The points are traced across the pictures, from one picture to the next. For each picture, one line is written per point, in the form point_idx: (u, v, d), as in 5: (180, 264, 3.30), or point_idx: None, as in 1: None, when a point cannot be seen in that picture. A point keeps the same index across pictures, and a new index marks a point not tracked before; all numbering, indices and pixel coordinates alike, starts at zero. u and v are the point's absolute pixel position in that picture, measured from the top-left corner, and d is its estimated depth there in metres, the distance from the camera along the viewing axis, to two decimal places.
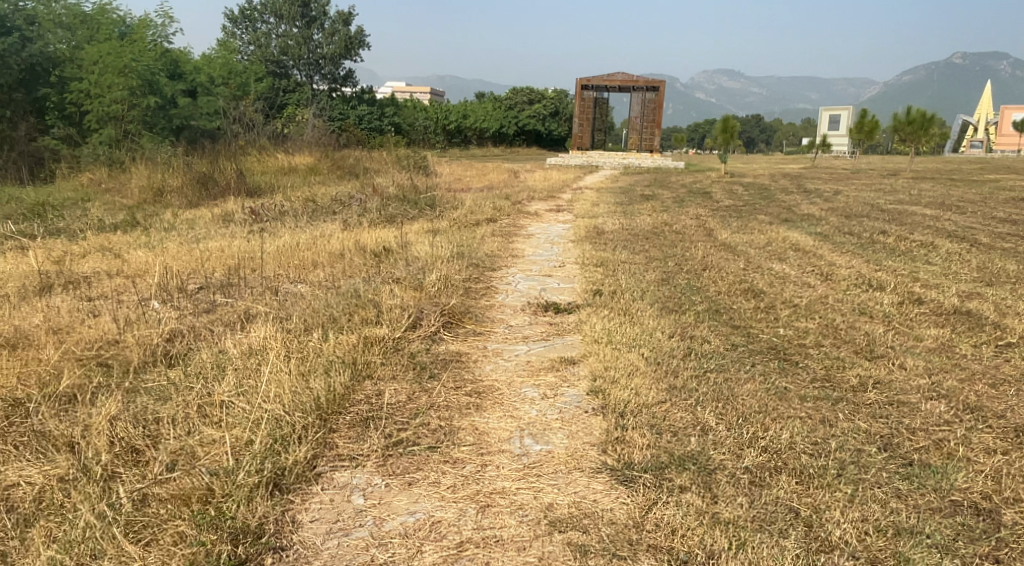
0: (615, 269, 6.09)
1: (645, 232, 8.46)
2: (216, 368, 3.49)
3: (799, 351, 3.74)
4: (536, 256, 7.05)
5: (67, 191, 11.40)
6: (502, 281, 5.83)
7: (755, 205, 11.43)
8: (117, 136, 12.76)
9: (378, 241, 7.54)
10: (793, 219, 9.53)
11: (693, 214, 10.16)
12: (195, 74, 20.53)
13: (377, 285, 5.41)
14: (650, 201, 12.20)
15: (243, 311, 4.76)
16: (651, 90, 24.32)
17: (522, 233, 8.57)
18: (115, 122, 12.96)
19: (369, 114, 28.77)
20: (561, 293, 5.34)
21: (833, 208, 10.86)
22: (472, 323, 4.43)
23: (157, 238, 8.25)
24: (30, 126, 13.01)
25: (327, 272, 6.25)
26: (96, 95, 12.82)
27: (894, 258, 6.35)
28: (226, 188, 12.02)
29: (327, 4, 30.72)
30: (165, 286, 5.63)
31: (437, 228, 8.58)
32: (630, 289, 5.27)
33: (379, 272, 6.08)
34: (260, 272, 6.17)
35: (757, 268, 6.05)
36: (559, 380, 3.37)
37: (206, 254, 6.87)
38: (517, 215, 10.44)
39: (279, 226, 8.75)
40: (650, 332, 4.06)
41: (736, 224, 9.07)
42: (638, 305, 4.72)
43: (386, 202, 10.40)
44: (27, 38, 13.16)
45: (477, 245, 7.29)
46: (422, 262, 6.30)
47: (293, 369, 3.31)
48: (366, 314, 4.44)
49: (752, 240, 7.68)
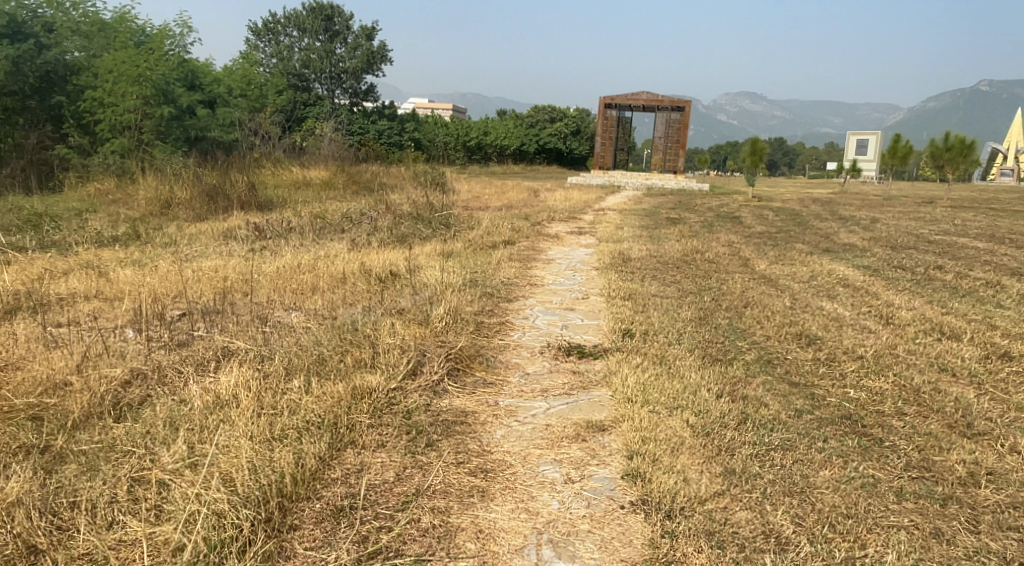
0: (646, 304, 5.45)
1: (675, 259, 7.84)
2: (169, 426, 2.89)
3: (880, 422, 3.06)
4: (556, 284, 6.42)
5: (73, 202, 10.98)
6: (519, 315, 5.19)
7: (790, 232, 10.77)
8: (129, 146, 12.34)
9: (386, 264, 6.96)
10: (834, 249, 8.84)
11: (724, 241, 9.51)
12: (214, 85, 20.20)
13: (378, 318, 4.79)
14: (676, 225, 11.54)
15: (220, 347, 4.14)
16: (676, 110, 23.70)
17: (542, 258, 7.98)
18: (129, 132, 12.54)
19: (389, 129, 28.37)
20: (586, 332, 4.68)
21: (875, 238, 10.15)
22: (483, 370, 3.77)
23: (153, 254, 7.71)
24: (43, 134, 12.53)
25: (326, 299, 5.66)
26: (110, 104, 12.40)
27: (958, 300, 5.67)
28: (236, 201, 11.52)
29: (351, 18, 30.50)
30: (146, 313, 5.06)
31: (451, 250, 7.98)
32: (665, 330, 4.61)
33: (382, 301, 5.47)
34: (252, 298, 5.61)
35: (805, 307, 5.41)
36: (586, 454, 2.73)
37: (199, 276, 6.31)
38: (536, 237, 9.83)
39: (282, 245, 8.18)
40: (695, 390, 3.39)
41: (773, 252, 8.40)
42: (675, 353, 4.06)
43: (399, 220, 9.82)
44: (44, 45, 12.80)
45: (493, 271, 6.67)
46: (431, 289, 5.71)
47: (264, 428, 2.74)
48: (359, 356, 3.83)
49: (793, 272, 7.03)
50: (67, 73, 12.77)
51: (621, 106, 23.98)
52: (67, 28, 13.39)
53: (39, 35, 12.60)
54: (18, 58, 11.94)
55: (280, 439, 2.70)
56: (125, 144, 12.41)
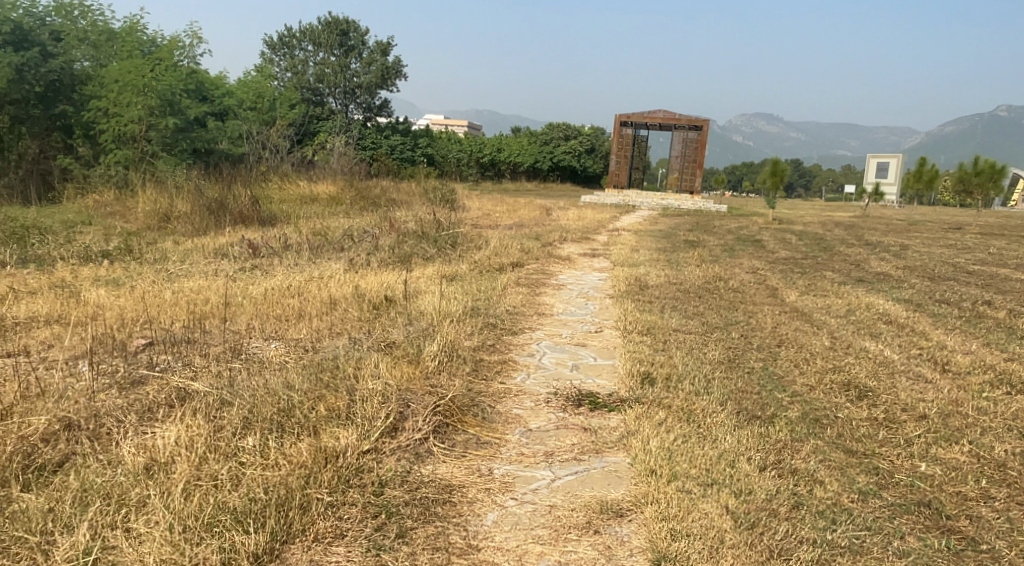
0: (668, 341, 4.86)
1: (697, 287, 7.27)
2: (78, 509, 2.38)
3: (967, 512, 2.53)
4: (566, 314, 5.84)
5: (69, 214, 10.55)
6: (525, 352, 4.60)
7: (818, 259, 10.16)
8: (134, 158, 11.98)
9: (383, 287, 6.41)
10: (867, 279, 8.23)
11: (748, 267, 8.91)
12: (223, 97, 19.80)
13: (364, 355, 4.22)
14: (695, 248, 10.94)
15: (170, 388, 3.55)
16: (694, 130, 23.12)
17: (552, 283, 7.43)
18: (133, 143, 12.15)
19: (402, 145, 27.94)
20: (599, 376, 4.10)
21: (910, 268, 9.52)
22: (476, 425, 3.19)
23: (138, 272, 7.19)
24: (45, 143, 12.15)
25: (312, 328, 5.11)
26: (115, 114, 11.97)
27: (1019, 343, 5.05)
28: (238, 215, 11.04)
29: (366, 34, 30.24)
30: (107, 342, 4.51)
31: (456, 273, 7.43)
32: (691, 375, 4.02)
33: (373, 332, 4.91)
34: (230, 326, 5.08)
35: (847, 350, 4.83)
36: (599, 555, 2.31)
37: (178, 298, 5.77)
38: (547, 259, 9.25)
39: (276, 264, 7.65)
40: (734, 462, 2.79)
41: (801, 281, 7.79)
42: (703, 406, 3.46)
43: (402, 238, 9.27)
44: (50, 54, 12.38)
45: (498, 298, 6.11)
46: (428, 318, 5.16)
47: (205, 519, 2.34)
48: (334, 406, 3.28)
49: (828, 305, 6.43)
50: (75, 83, 12.43)
51: (637, 125, 23.47)
52: (74, 36, 13.03)
53: (47, 44, 12.36)
54: (20, 66, 11.56)
55: (227, 533, 2.30)
56: (131, 155, 12.04)
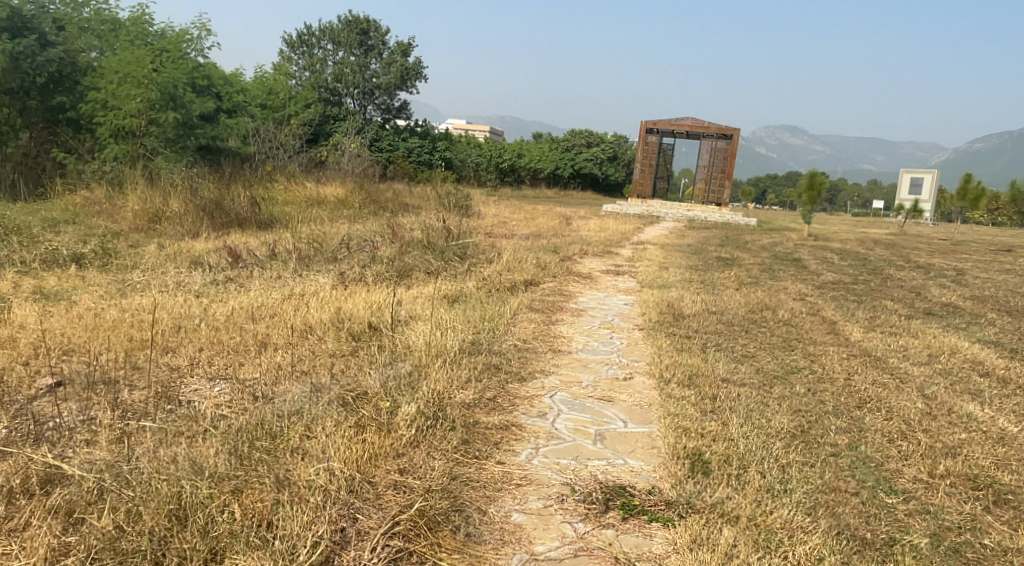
0: (718, 398, 3.81)
1: (741, 317, 6.21)
2: None
3: None
4: (587, 352, 4.80)
5: (53, 210, 9.54)
6: (534, 410, 3.54)
7: (870, 285, 9.06)
8: (131, 153, 11.04)
9: (371, 310, 5.39)
10: (936, 312, 7.11)
11: (795, 293, 7.82)
12: (231, 91, 18.84)
13: (321, 413, 3.16)
14: (731, 268, 9.87)
15: (28, 467, 2.50)
16: (723, 139, 21.93)
17: (572, 306, 6.42)
18: (132, 138, 11.20)
19: (419, 147, 27.02)
20: (632, 453, 3.07)
21: (979, 298, 8.38)
22: (454, 552, 2.29)
23: (96, 283, 6.17)
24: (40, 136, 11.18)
25: (272, 364, 4.07)
26: (113, 107, 11.00)
27: None
28: (234, 218, 10.09)
29: (387, 34, 29.35)
30: (9, 383, 3.53)
31: (461, 292, 6.42)
32: (755, 457, 2.99)
33: (344, 376, 3.89)
34: (175, 361, 4.09)
35: (953, 417, 3.78)
36: None
37: (124, 319, 4.75)
38: (566, 277, 8.20)
39: (255, 277, 6.63)
40: None
41: (862, 313, 6.72)
42: (786, 519, 2.47)
43: (406, 249, 8.23)
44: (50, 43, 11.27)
45: (506, 328, 5.07)
46: (417, 357, 4.14)
47: None
48: (256, 503, 2.34)
49: (905, 347, 5.35)
50: (76, 71, 11.34)
51: (664, 132, 22.39)
52: (77, 26, 12.07)
53: (48, 32, 11.14)
54: (16, 54, 10.35)
55: None
56: (128, 150, 11.06)
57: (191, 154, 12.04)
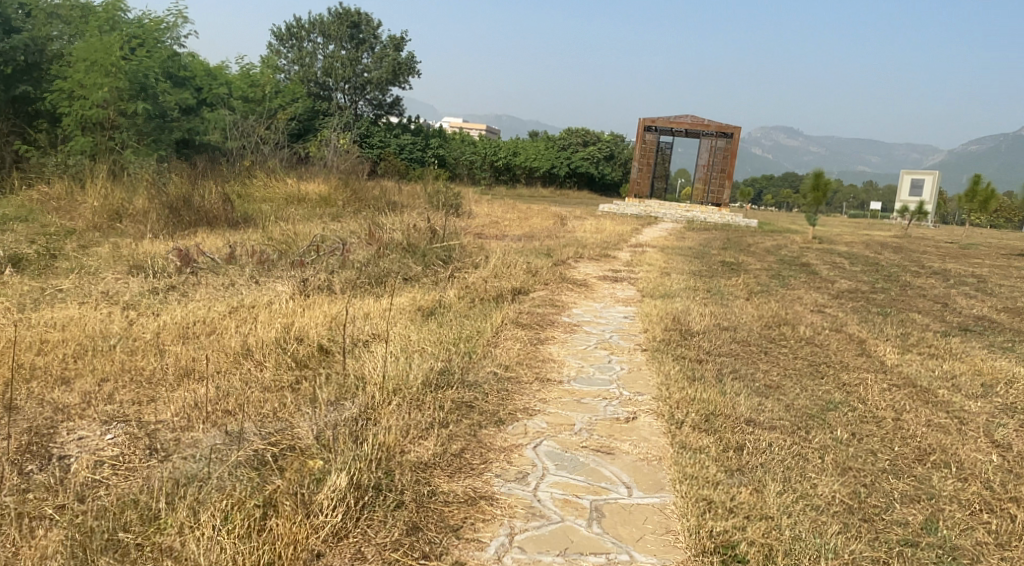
0: (746, 450, 3.00)
1: (759, 336, 5.41)
2: None
3: None
4: (580, 382, 3.98)
5: (5, 207, 8.59)
6: (511, 472, 2.72)
7: (890, 293, 8.25)
8: (97, 146, 10.07)
9: (328, 325, 4.54)
10: (973, 328, 6.30)
11: (812, 304, 7.03)
12: (210, 82, 17.85)
13: (222, 482, 2.39)
14: (738, 274, 9.09)
15: None
16: (723, 137, 21.13)
17: (562, 321, 5.62)
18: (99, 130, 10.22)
19: (411, 145, 26.20)
20: (645, 542, 2.35)
21: (1011, 310, 7.61)
22: None
23: (18, 292, 5.29)
24: None
25: (187, 400, 3.24)
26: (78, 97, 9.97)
27: None
28: (204, 215, 9.11)
29: (379, 27, 28.44)
30: None
31: (439, 304, 5.62)
32: (807, 547, 2.33)
33: (274, 421, 3.05)
34: (76, 400, 3.25)
35: None
36: None
37: (34, 343, 3.90)
38: (559, 284, 7.39)
39: (204, 286, 5.80)
40: None
41: (892, 330, 5.92)
42: None
43: (382, 252, 7.38)
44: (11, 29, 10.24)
45: (484, 350, 4.24)
46: (368, 394, 3.28)
47: None
48: None
49: (953, 375, 4.56)
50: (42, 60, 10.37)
51: (662, 130, 21.60)
52: (45, 11, 10.76)
53: (11, 18, 10.13)
54: None
55: None
56: (93, 143, 10.01)
57: (164, 149, 11.15)
